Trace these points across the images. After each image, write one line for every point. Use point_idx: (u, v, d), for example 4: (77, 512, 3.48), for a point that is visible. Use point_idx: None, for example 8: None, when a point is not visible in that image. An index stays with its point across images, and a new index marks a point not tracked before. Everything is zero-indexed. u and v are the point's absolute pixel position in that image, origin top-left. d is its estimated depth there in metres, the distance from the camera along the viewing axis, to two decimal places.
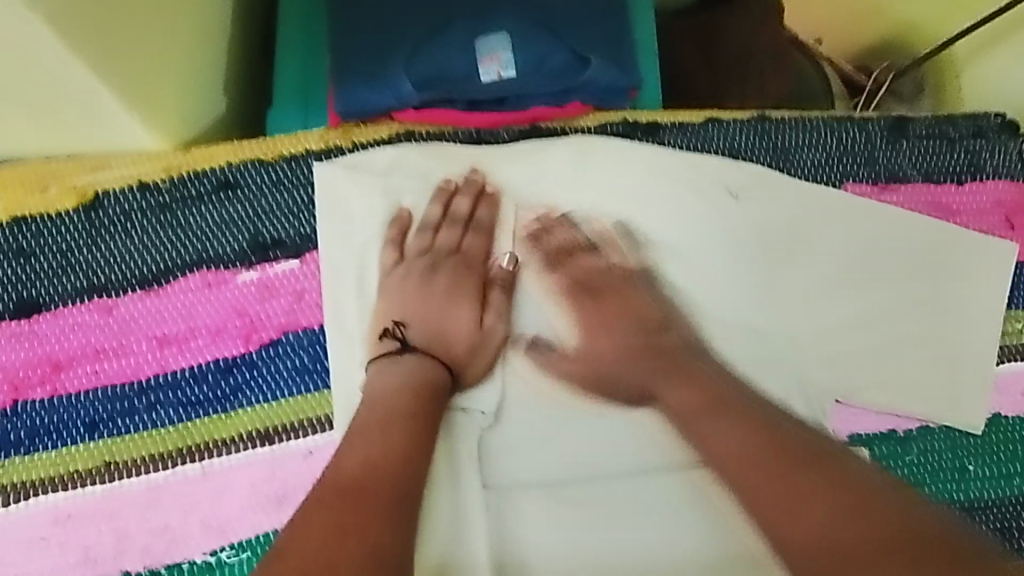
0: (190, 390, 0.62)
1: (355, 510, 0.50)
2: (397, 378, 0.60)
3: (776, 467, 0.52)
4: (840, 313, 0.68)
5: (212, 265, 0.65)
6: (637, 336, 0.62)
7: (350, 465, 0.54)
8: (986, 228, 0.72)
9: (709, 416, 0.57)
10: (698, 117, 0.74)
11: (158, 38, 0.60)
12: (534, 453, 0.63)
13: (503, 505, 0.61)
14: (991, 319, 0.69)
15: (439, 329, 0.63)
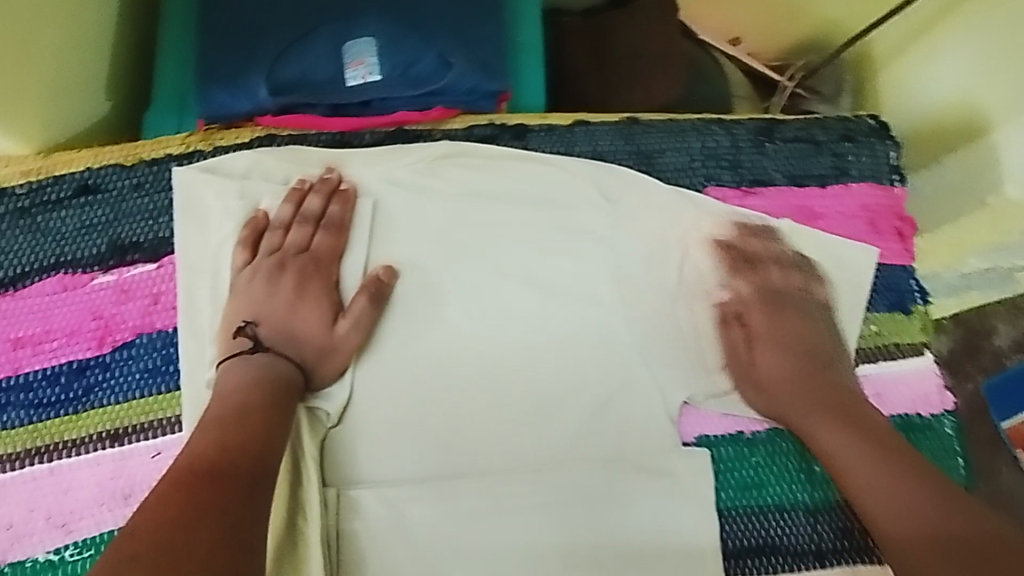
0: (43, 391, 0.63)
1: (208, 493, 0.50)
2: (240, 376, 0.59)
3: (909, 487, 0.57)
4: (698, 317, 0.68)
5: (70, 268, 0.66)
6: (796, 374, 0.65)
7: (204, 450, 0.53)
8: (850, 231, 0.72)
9: (857, 441, 0.60)
10: (567, 120, 0.74)
11: (22, 56, 0.60)
12: (383, 453, 0.64)
13: (345, 504, 0.62)
14: (849, 324, 0.69)
15: (286, 331, 0.63)
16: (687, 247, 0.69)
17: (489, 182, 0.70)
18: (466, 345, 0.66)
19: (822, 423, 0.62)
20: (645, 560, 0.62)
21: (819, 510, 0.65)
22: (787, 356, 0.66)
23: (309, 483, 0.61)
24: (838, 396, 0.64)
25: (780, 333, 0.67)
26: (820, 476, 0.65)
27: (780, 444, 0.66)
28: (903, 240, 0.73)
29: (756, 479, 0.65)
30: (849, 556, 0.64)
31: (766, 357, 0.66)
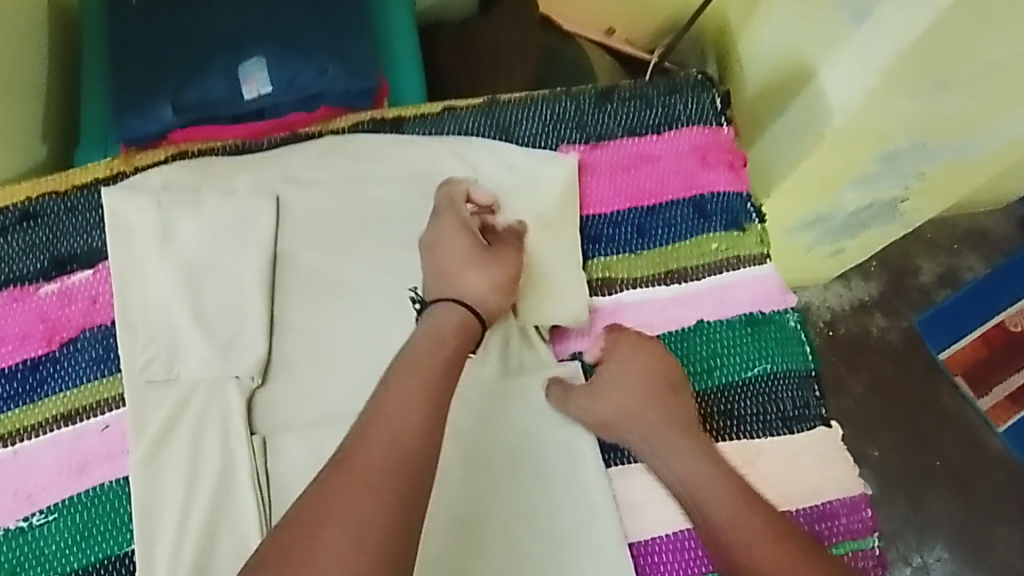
0: (4, 386, 0.74)
1: (398, 512, 0.56)
2: (442, 323, 0.68)
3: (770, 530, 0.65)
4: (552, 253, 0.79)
5: (17, 283, 0.77)
6: (647, 380, 0.72)
7: (411, 446, 0.59)
8: (683, 168, 0.84)
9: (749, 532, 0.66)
10: (436, 108, 0.86)
11: None
12: (310, 411, 0.74)
13: (273, 451, 0.72)
14: (685, 241, 0.81)
15: (448, 276, 0.71)
16: (530, 202, 0.80)
17: (366, 170, 0.82)
18: (372, 314, 0.77)
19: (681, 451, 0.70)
20: (535, 474, 0.73)
21: None
22: (621, 399, 0.72)
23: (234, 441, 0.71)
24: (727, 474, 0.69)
25: (628, 351, 0.74)
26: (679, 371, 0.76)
27: None
28: (734, 170, 0.85)
29: None
30: (712, 437, 0.74)
31: (613, 387, 0.72)
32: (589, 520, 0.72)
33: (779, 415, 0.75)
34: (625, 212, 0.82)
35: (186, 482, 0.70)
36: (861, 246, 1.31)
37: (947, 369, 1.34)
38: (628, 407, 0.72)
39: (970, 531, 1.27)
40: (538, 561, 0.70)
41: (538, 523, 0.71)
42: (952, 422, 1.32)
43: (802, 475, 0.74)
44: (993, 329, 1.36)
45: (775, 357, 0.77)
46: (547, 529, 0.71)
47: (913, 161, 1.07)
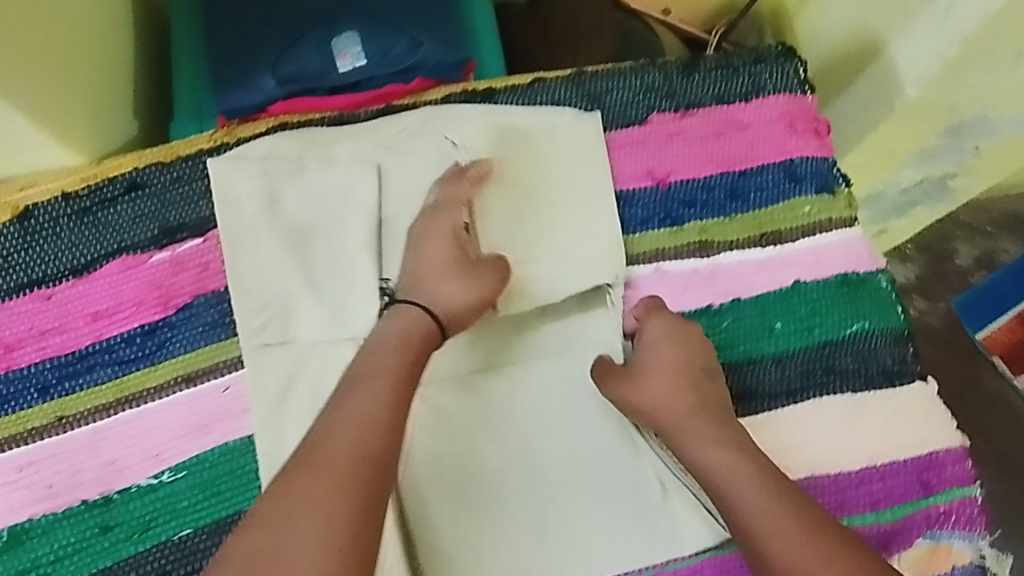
0: (123, 350, 0.75)
1: (362, 505, 0.62)
2: (403, 326, 0.73)
3: (785, 513, 0.66)
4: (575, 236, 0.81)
5: (129, 251, 0.79)
6: (688, 363, 0.74)
7: (373, 443, 0.65)
8: (772, 134, 0.85)
9: (765, 521, 0.66)
10: (526, 79, 0.87)
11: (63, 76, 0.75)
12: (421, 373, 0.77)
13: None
14: (779, 204, 0.83)
15: (425, 281, 0.75)
16: (601, 186, 0.82)
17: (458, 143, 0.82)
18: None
19: (707, 443, 0.71)
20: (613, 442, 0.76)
21: (783, 358, 0.76)
22: (658, 391, 0.73)
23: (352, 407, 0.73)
24: (752, 463, 0.69)
25: (671, 342, 0.74)
26: (779, 331, 0.77)
27: (742, 311, 0.78)
28: (820, 137, 0.86)
29: (727, 339, 0.77)
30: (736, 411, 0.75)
31: (650, 379, 0.74)
32: (672, 492, 0.75)
33: (879, 371, 0.76)
34: (717, 178, 0.83)
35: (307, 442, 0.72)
36: (906, 226, 1.35)
37: (984, 348, 1.34)
38: (665, 400, 0.73)
39: (1013, 508, 1.30)
40: (624, 531, 0.75)
41: (623, 496, 0.75)
42: (993, 403, 1.34)
43: (909, 427, 0.74)
44: None
45: (873, 316, 0.78)
46: (633, 500, 0.75)
47: (974, 136, 1.10)
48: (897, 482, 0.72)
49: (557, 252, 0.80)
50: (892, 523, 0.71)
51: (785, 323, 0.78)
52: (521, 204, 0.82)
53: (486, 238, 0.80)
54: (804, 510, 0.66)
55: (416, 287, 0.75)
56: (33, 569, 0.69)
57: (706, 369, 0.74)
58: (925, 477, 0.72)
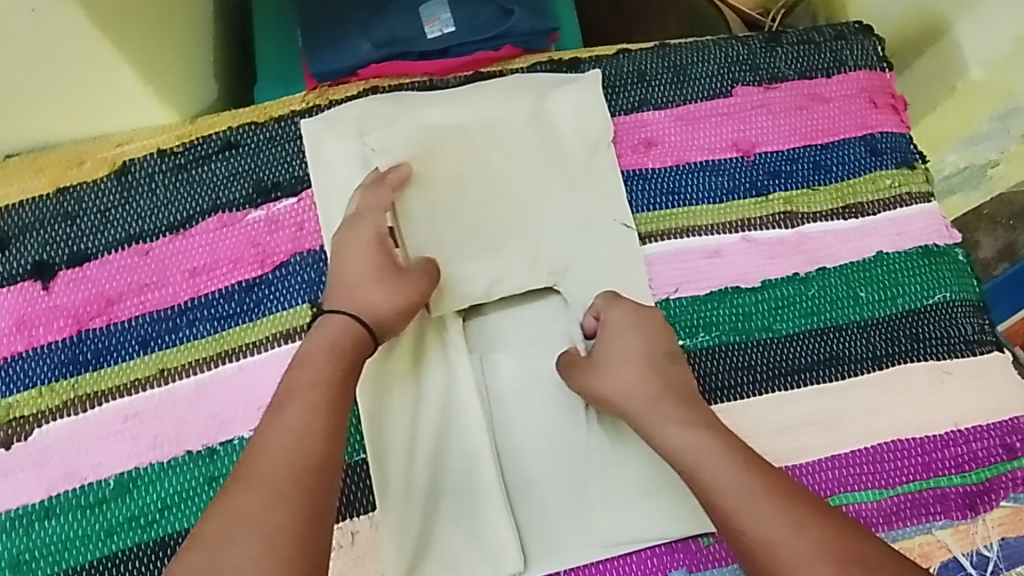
0: (221, 306, 0.76)
1: (309, 513, 0.57)
2: (335, 330, 0.67)
3: (776, 501, 0.60)
4: (541, 220, 0.79)
5: (225, 209, 0.80)
6: (647, 352, 0.70)
7: (314, 446, 0.60)
8: (854, 109, 0.87)
9: (747, 499, 0.60)
10: (610, 50, 0.88)
11: (162, 34, 0.77)
12: (511, 338, 0.76)
13: (443, 375, 0.73)
14: (860, 178, 0.84)
15: (352, 287, 0.70)
16: (579, 164, 0.82)
17: (563, 108, 0.83)
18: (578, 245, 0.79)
19: (677, 425, 0.65)
20: None
21: (869, 325, 0.78)
22: (626, 381, 0.68)
23: (392, 373, 0.73)
24: (721, 442, 0.64)
25: (627, 332, 0.71)
26: (864, 299, 0.79)
27: (829, 279, 0.80)
28: (898, 113, 0.88)
29: (813, 307, 0.78)
30: (707, 399, 0.75)
31: (613, 369, 0.69)
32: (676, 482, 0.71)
33: (960, 339, 0.78)
34: (800, 150, 0.85)
35: (414, 390, 0.73)
36: None
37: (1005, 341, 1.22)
38: (631, 391, 0.68)
39: None
40: (621, 505, 0.71)
41: (621, 472, 0.72)
42: None
43: (992, 393, 0.76)
44: None
45: (955, 287, 0.80)
46: (629, 479, 0.72)
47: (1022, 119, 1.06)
48: (981, 445, 0.74)
49: (518, 244, 0.78)
50: (977, 484, 0.73)
51: (870, 292, 0.79)
52: (600, 169, 0.82)
53: (431, 230, 0.77)
54: (780, 487, 0.61)
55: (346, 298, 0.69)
56: (141, 518, 0.69)
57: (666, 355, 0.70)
58: (1008, 441, 0.74)
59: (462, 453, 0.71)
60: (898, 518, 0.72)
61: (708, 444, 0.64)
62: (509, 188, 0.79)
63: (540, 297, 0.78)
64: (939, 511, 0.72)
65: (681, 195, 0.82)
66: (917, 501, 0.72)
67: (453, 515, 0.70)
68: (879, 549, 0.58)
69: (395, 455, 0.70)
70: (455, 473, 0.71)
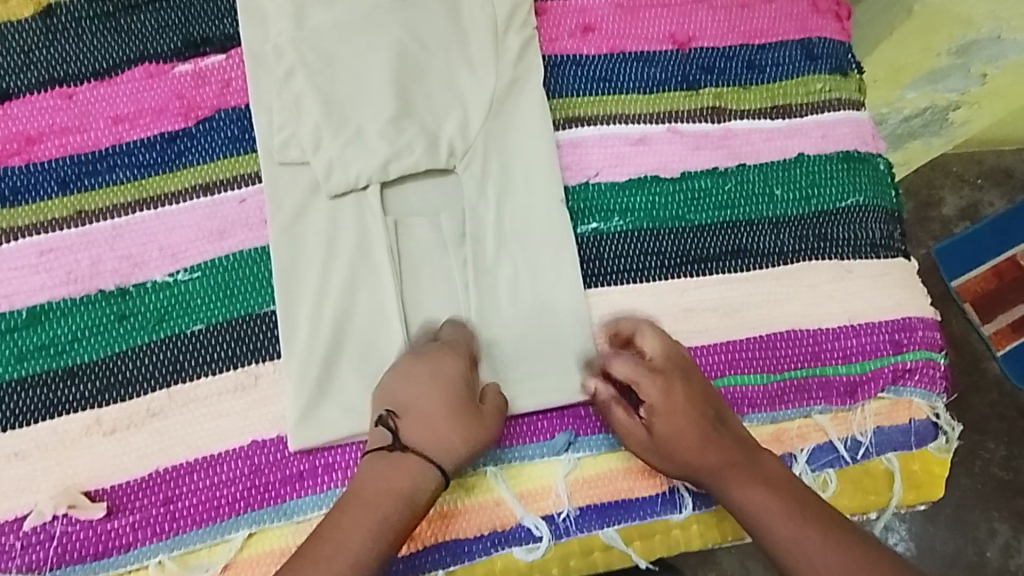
0: (141, 155, 0.76)
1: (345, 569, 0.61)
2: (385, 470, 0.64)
3: (817, 530, 0.65)
4: (450, 98, 0.79)
5: (152, 60, 0.79)
6: (679, 401, 0.69)
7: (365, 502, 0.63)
8: (795, 12, 0.87)
9: (787, 531, 0.65)
10: None
11: None
12: (415, 208, 0.77)
13: (347, 235, 0.75)
14: (791, 79, 0.85)
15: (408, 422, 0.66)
16: (492, 42, 0.80)
17: None
18: (507, 124, 0.79)
19: (738, 481, 0.68)
20: (546, 288, 0.76)
21: (780, 221, 0.80)
22: (684, 450, 0.69)
23: (287, 234, 0.74)
24: (762, 478, 0.68)
25: (676, 400, 0.69)
26: (778, 197, 0.81)
27: (748, 175, 0.81)
28: (840, 20, 0.88)
29: (728, 200, 0.80)
30: (587, 282, 0.77)
31: (664, 432, 0.69)
32: (572, 344, 0.75)
33: (867, 242, 0.81)
34: (737, 48, 0.85)
35: (326, 246, 0.74)
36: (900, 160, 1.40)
37: (958, 296, 1.42)
38: (689, 456, 0.69)
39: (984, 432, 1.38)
40: (516, 371, 0.73)
41: (519, 339, 0.74)
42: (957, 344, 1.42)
43: (888, 293, 0.79)
44: (1004, 261, 1.44)
45: (870, 192, 0.82)
46: (527, 345, 0.74)
47: (983, 59, 1.15)
48: (870, 339, 0.77)
49: (425, 119, 0.78)
50: (860, 374, 0.76)
51: (785, 191, 0.81)
52: (528, 47, 0.81)
53: (341, 103, 0.77)
54: (814, 511, 0.66)
55: (418, 432, 0.65)
56: (51, 347, 0.71)
57: (716, 414, 0.70)
58: (896, 337, 0.78)
59: (368, 304, 0.73)
60: (780, 401, 0.75)
61: (754, 476, 0.68)
62: (426, 65, 0.80)
63: (441, 175, 0.78)
64: (820, 396, 0.75)
65: (612, 82, 0.83)
66: (801, 386, 0.76)
67: (353, 366, 0.72)
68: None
69: (303, 305, 0.73)
70: (360, 327, 0.73)
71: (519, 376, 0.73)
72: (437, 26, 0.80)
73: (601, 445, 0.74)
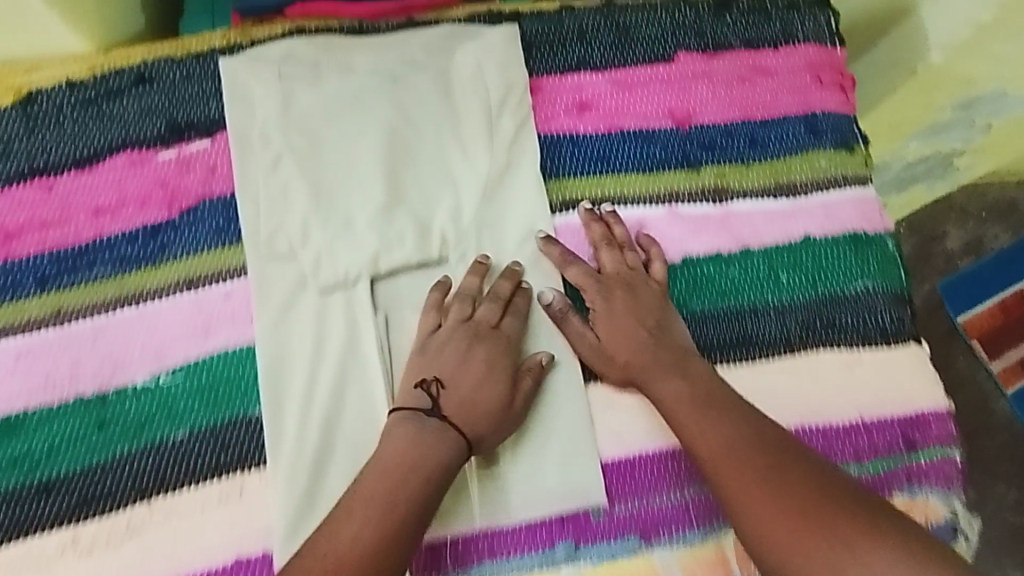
0: (123, 249, 0.74)
1: None
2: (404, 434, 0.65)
3: (719, 416, 0.67)
4: (443, 183, 0.77)
5: (135, 147, 0.76)
6: (622, 304, 0.73)
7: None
8: (797, 85, 0.84)
9: (691, 416, 0.68)
10: (554, 7, 0.85)
11: None
12: (408, 303, 0.74)
13: (336, 331, 0.72)
14: (794, 157, 0.83)
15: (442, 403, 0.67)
16: (484, 125, 0.78)
17: (466, 66, 0.80)
18: (502, 210, 0.77)
19: (659, 377, 0.70)
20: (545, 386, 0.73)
21: (786, 307, 0.78)
22: (621, 349, 0.72)
23: (275, 331, 0.72)
24: (684, 373, 0.70)
25: (614, 308, 0.73)
26: (783, 282, 0.78)
27: (752, 259, 0.79)
28: (843, 92, 0.85)
29: (732, 287, 0.78)
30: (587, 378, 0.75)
31: (605, 335, 0.73)
32: (573, 444, 0.72)
33: (875, 329, 0.79)
34: (738, 123, 0.83)
35: (314, 344, 0.71)
36: (903, 202, 1.36)
37: (964, 333, 1.39)
38: (624, 355, 0.72)
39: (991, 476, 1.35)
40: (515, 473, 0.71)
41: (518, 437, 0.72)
42: (963, 385, 1.38)
43: (896, 383, 0.77)
44: (1012, 296, 1.37)
45: (876, 274, 0.80)
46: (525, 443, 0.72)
47: (985, 111, 1.10)
48: (882, 436, 0.74)
49: (415, 205, 0.75)
50: (872, 475, 0.73)
51: (791, 276, 0.79)
52: (522, 132, 0.79)
53: (328, 188, 0.75)
54: (723, 402, 0.68)
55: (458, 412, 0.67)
56: (28, 458, 0.68)
57: (656, 326, 0.73)
58: (909, 435, 0.75)
59: (358, 405, 0.70)
60: None
61: (676, 366, 0.70)
62: (416, 148, 0.77)
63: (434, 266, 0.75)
64: None
65: (610, 163, 0.80)
66: None
67: (343, 471, 0.69)
68: (814, 469, 0.63)
69: (291, 406, 0.70)
70: (350, 428, 0.70)
71: (517, 479, 0.71)
72: (429, 109, 0.78)
73: (604, 554, 0.71)
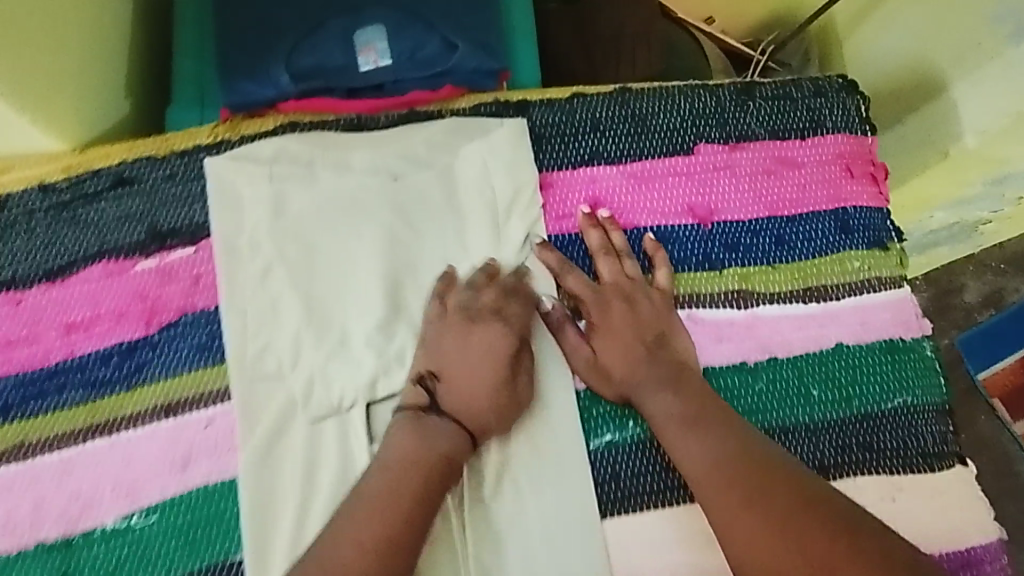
0: (96, 371, 0.67)
1: None
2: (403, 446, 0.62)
3: (708, 433, 0.63)
4: None
5: (112, 255, 0.70)
6: (619, 316, 0.70)
7: None
8: (826, 178, 0.79)
9: (678, 430, 0.65)
10: (565, 93, 0.79)
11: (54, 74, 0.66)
12: None
13: (329, 464, 0.65)
14: (824, 257, 0.76)
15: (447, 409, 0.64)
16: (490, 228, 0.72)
17: (472, 166, 0.74)
18: None
19: (650, 391, 0.67)
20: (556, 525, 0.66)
21: (818, 427, 0.71)
22: (614, 362, 0.69)
23: (261, 466, 0.65)
24: (677, 387, 0.67)
25: (609, 320, 0.70)
26: (816, 398, 0.72)
27: (780, 371, 0.72)
28: (876, 183, 0.79)
29: (759, 405, 0.71)
30: (602, 510, 0.68)
31: (602, 348, 0.69)
32: None
33: (916, 452, 0.72)
34: (764, 221, 0.77)
35: (304, 480, 0.65)
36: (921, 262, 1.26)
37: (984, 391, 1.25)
38: (618, 370, 0.69)
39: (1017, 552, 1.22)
40: None
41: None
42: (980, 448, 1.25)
43: (939, 515, 0.71)
44: None
45: (916, 388, 0.73)
46: None
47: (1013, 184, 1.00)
48: None
49: (414, 319, 0.69)
50: None
51: (823, 391, 0.72)
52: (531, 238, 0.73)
53: (319, 299, 0.69)
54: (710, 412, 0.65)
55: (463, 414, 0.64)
56: None
57: (654, 339, 0.69)
58: None
59: None
60: None
61: (671, 379, 0.67)
62: (416, 254, 0.71)
63: None
64: None
65: None
66: None
67: None
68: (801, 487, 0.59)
69: (277, 553, 0.63)
70: None
71: None
72: (431, 211, 0.72)
73: None
